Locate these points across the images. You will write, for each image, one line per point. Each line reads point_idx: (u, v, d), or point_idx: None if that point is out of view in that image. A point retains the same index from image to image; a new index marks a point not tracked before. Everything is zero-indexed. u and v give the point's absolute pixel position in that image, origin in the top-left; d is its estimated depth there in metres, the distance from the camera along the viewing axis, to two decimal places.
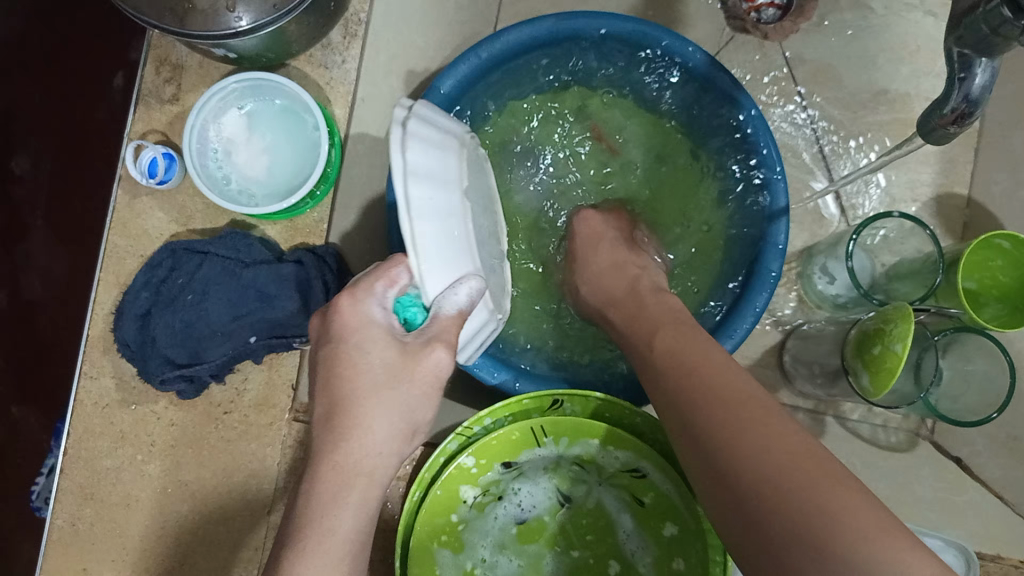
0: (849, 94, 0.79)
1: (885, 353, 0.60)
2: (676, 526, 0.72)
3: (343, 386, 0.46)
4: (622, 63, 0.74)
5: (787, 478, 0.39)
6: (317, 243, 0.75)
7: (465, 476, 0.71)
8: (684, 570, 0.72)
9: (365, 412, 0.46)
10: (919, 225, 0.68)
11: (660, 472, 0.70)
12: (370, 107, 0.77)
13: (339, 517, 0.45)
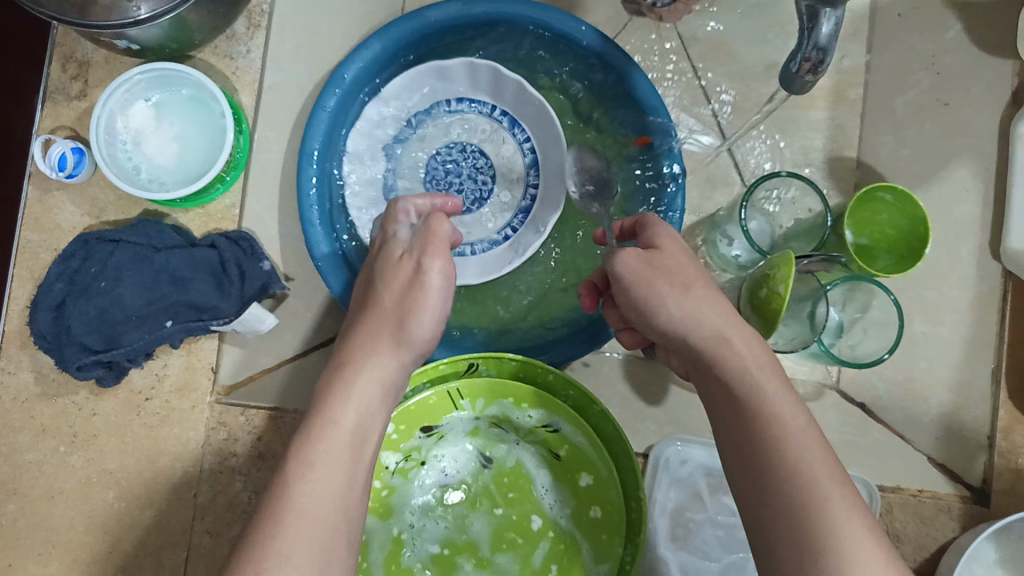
0: (742, 68, 0.95)
1: (770, 295, 0.68)
2: (591, 476, 0.73)
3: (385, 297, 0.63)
4: (529, 46, 0.84)
5: (806, 475, 0.50)
6: (230, 227, 0.76)
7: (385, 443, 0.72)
8: (601, 517, 0.72)
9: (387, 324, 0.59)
10: (810, 186, 0.86)
11: (575, 422, 0.71)
12: (277, 93, 0.78)
13: (341, 411, 0.57)
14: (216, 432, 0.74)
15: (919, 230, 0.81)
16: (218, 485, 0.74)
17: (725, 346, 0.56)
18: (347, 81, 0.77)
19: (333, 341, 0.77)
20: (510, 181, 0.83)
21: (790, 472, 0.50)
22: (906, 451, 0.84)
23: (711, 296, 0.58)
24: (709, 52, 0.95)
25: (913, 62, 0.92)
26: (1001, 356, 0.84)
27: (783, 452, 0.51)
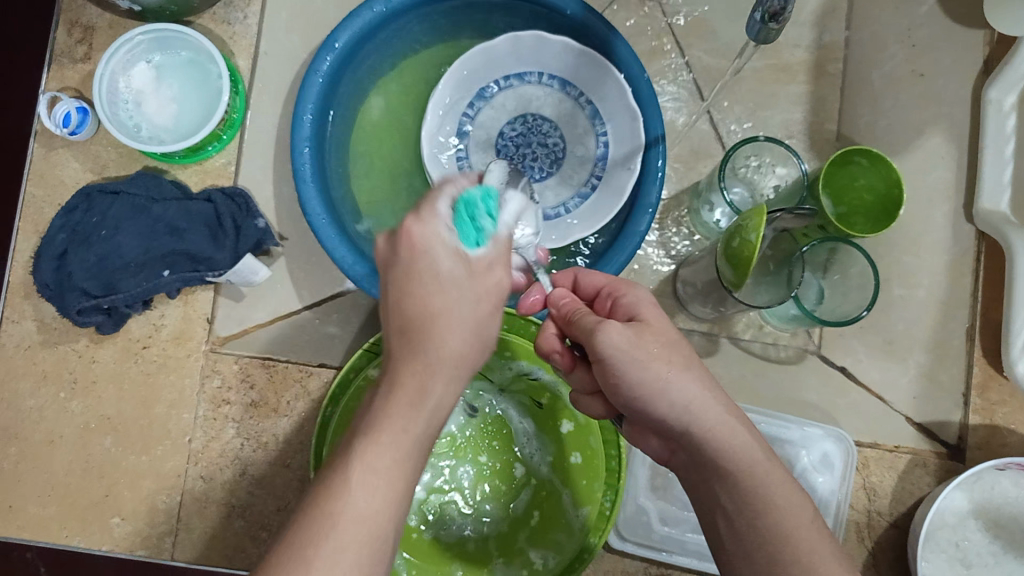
0: (723, 44, 0.98)
1: (741, 245, 0.71)
2: (571, 423, 0.74)
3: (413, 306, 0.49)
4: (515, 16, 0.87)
5: (793, 540, 0.49)
6: (226, 184, 0.79)
7: None
8: (581, 463, 0.73)
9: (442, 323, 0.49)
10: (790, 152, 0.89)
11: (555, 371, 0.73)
12: (273, 59, 0.82)
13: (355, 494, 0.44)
14: (209, 380, 0.77)
15: (893, 191, 0.83)
16: (211, 432, 0.76)
17: (726, 433, 0.52)
18: (338, 48, 0.80)
19: (326, 300, 0.79)
20: (576, 134, 0.91)
21: (782, 546, 0.49)
22: (882, 409, 0.86)
23: (701, 375, 0.53)
24: (690, 28, 0.98)
25: (888, 36, 0.95)
26: (975, 316, 0.86)
27: (778, 524, 0.50)
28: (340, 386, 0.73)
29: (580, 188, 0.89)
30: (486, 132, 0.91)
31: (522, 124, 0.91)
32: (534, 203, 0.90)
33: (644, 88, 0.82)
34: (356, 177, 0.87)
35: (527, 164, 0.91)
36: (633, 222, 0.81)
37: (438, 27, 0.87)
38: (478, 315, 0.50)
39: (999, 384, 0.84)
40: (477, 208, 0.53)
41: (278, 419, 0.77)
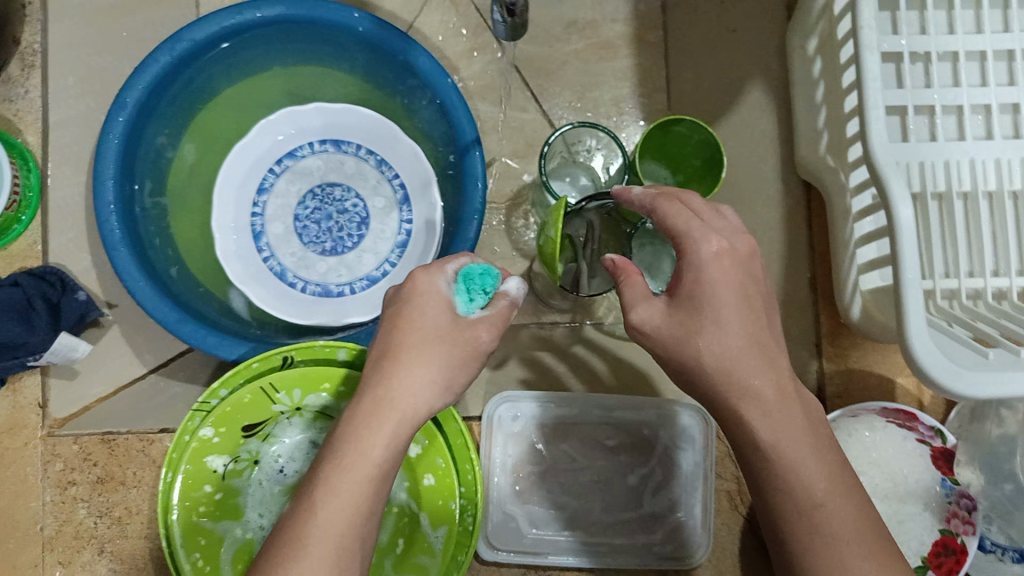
0: (542, 30, 0.96)
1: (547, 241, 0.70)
2: (419, 444, 0.74)
3: (383, 377, 0.55)
4: (314, 43, 0.85)
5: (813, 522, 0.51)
6: (35, 264, 0.78)
7: (210, 448, 0.72)
8: (434, 484, 0.73)
9: (401, 380, 0.55)
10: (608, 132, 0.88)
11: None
12: (65, 129, 0.80)
13: (316, 522, 0.50)
14: (51, 464, 0.76)
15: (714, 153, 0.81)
16: (62, 516, 0.75)
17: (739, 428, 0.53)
18: (129, 105, 0.78)
19: (172, 360, 0.78)
20: (372, 191, 0.93)
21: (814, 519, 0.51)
22: None
23: (764, 369, 0.53)
24: None
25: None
26: (816, 268, 0.86)
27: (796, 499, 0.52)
28: (175, 452, 0.71)
29: (394, 238, 0.92)
30: (282, 223, 0.92)
31: (316, 201, 0.93)
32: (356, 271, 0.92)
33: (452, 96, 0.81)
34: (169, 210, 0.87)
35: (336, 237, 0.93)
36: (463, 229, 0.80)
37: (238, 64, 0.86)
38: (447, 360, 0.56)
39: (848, 330, 0.84)
40: (473, 284, 0.62)
41: (126, 491, 0.76)
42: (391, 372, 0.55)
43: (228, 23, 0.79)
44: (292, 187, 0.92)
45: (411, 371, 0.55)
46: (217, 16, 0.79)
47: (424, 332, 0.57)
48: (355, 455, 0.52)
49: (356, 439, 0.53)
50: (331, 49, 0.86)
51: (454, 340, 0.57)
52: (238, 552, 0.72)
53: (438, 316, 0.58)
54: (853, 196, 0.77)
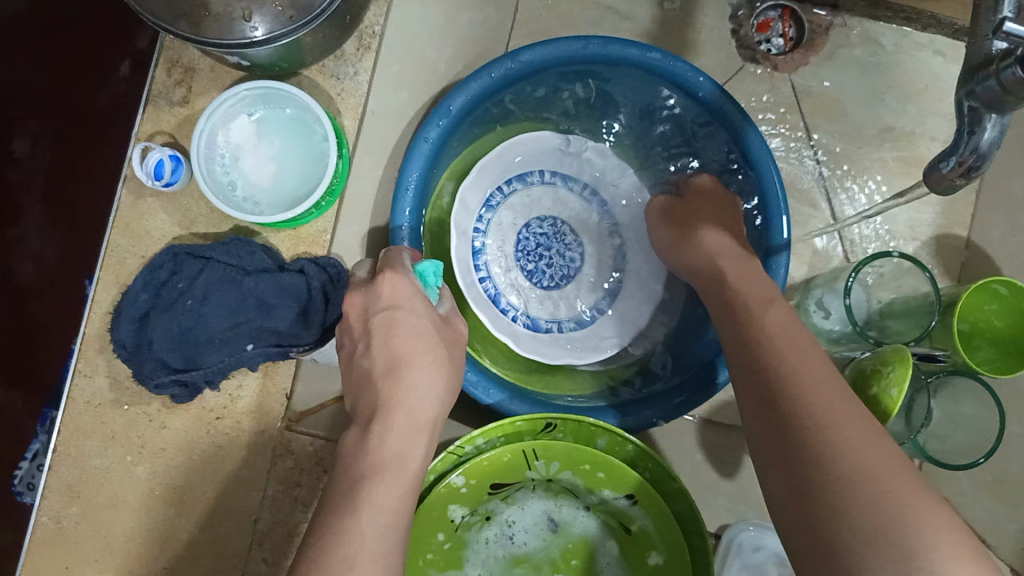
0: (854, 128, 0.91)
1: (879, 394, 0.65)
2: (661, 555, 0.72)
3: (404, 344, 0.56)
4: (642, 92, 0.81)
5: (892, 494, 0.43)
6: (320, 253, 0.74)
7: (454, 496, 0.71)
8: None
9: (434, 361, 0.56)
10: (919, 267, 0.81)
11: (653, 506, 0.70)
12: (379, 120, 0.76)
13: (411, 456, 0.53)
14: (282, 460, 0.73)
15: None
16: (280, 514, 0.72)
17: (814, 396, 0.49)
18: (452, 112, 0.74)
19: None
20: (597, 262, 0.88)
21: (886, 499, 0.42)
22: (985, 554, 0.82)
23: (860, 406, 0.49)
24: (821, 108, 0.91)
25: None
26: None
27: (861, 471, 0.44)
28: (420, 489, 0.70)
29: (581, 315, 0.87)
30: (513, 216, 0.87)
31: (548, 227, 0.88)
32: (530, 309, 0.86)
33: (775, 189, 0.76)
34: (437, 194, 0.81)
35: (540, 267, 0.87)
36: None
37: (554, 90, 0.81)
38: (453, 358, 0.58)
39: None
40: (432, 278, 0.62)
41: None
42: (412, 370, 0.55)
43: (571, 51, 0.75)
44: (541, 196, 0.88)
45: (430, 366, 0.56)
46: (563, 41, 0.74)
47: (424, 316, 0.58)
48: (403, 444, 0.52)
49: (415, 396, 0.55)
50: (656, 99, 0.81)
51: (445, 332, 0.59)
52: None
53: (427, 314, 0.58)
54: None
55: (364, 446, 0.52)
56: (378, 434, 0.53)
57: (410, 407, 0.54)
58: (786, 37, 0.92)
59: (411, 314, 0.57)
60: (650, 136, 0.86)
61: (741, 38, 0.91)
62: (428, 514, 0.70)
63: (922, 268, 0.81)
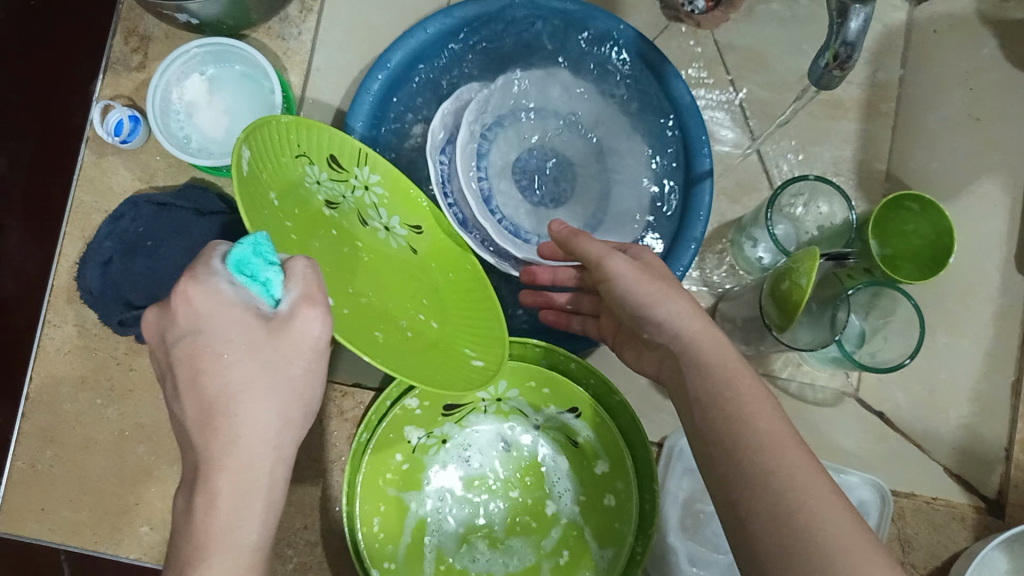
0: (776, 76, 0.97)
1: (791, 288, 0.70)
2: (606, 463, 0.76)
3: (211, 383, 0.45)
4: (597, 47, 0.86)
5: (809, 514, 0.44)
6: None
7: (409, 417, 0.74)
8: (613, 505, 0.75)
9: (258, 397, 0.46)
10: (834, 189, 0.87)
11: (594, 418, 0.75)
12: (325, 77, 0.82)
13: (244, 520, 0.44)
14: None
15: (942, 237, 0.81)
16: None
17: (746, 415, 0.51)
18: (391, 67, 0.79)
19: None
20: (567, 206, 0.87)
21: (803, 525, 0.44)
22: (921, 458, 0.84)
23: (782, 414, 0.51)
24: (744, 61, 0.97)
25: (947, 77, 0.91)
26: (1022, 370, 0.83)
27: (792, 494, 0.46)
28: (378, 414, 0.73)
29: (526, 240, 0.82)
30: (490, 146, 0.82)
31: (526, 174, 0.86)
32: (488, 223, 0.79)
33: (695, 122, 0.82)
34: (260, 166, 0.54)
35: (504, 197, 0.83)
36: (676, 258, 0.80)
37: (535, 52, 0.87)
38: (293, 384, 0.47)
39: None
40: (254, 264, 0.47)
41: None
42: (233, 414, 0.45)
43: (496, 6, 0.81)
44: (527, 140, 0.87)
45: (261, 391, 0.46)
46: None
47: (237, 343, 0.45)
48: (233, 513, 0.44)
49: (254, 421, 0.45)
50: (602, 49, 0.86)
51: (275, 343, 0.46)
52: (413, 525, 0.76)
53: (243, 327, 0.46)
54: None
55: (188, 518, 0.44)
56: (198, 501, 0.44)
57: (238, 439, 0.45)
58: None
59: (219, 333, 0.45)
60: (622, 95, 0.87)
61: None
62: (384, 435, 0.74)
63: (834, 187, 0.86)
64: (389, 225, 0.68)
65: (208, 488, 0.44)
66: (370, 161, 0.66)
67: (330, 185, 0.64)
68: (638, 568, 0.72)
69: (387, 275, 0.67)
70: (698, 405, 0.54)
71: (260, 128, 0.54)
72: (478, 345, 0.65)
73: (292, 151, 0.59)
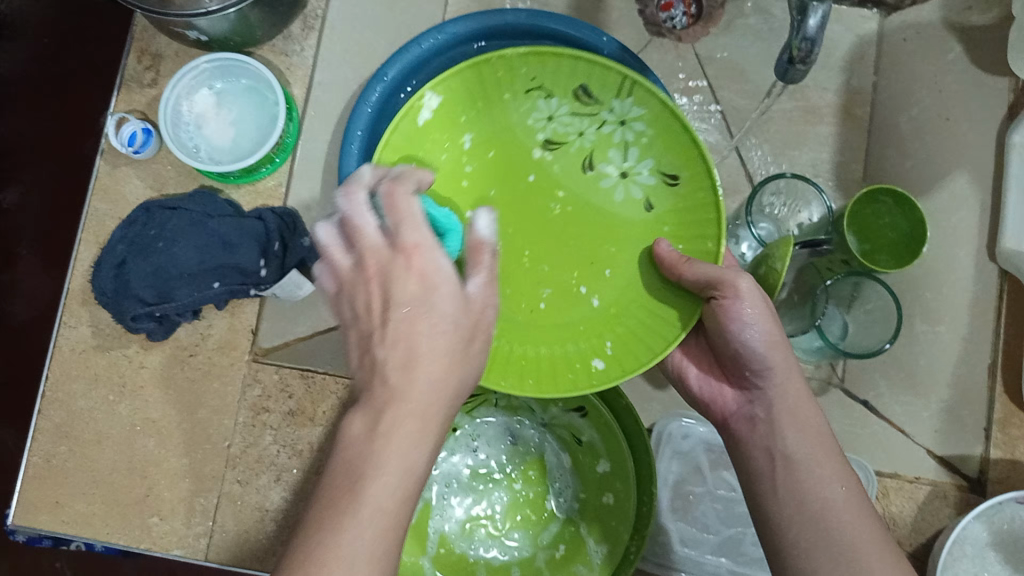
0: (755, 85, 1.02)
1: (768, 273, 0.73)
2: (607, 463, 0.78)
3: (401, 299, 0.48)
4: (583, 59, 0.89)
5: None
6: (277, 204, 0.84)
7: None
8: (612, 504, 0.76)
9: (410, 329, 0.47)
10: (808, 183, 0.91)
11: (598, 419, 0.77)
12: (326, 90, 0.87)
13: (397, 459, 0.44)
14: (251, 388, 0.81)
15: (917, 230, 0.84)
16: (250, 438, 0.80)
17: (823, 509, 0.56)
18: (388, 80, 0.84)
19: None
20: None
21: None
22: (905, 442, 0.89)
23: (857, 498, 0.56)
24: (724, 72, 1.02)
25: (917, 82, 0.96)
26: (999, 351, 0.84)
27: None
28: None
29: None
30: None
31: None
32: None
33: None
34: (433, 115, 0.69)
35: None
36: None
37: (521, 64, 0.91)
38: (464, 343, 0.48)
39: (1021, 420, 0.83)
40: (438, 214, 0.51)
41: (313, 427, 0.80)
42: (405, 328, 0.47)
43: (487, 22, 0.86)
44: None
45: (419, 340, 0.47)
46: (482, 15, 0.85)
47: (410, 270, 0.48)
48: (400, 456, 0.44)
49: (397, 454, 0.44)
50: None
51: (466, 311, 0.49)
52: (419, 509, 0.79)
53: (394, 254, 0.49)
54: None
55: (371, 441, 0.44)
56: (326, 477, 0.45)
57: (430, 383, 0.46)
58: (689, 15, 1.04)
59: (426, 301, 0.48)
60: None
61: (647, 17, 1.03)
62: None
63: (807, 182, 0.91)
64: (633, 171, 0.70)
65: (381, 417, 0.45)
66: (633, 95, 0.67)
67: (566, 121, 0.71)
68: (632, 566, 0.73)
69: (563, 234, 0.71)
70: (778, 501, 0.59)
71: (452, 75, 0.68)
72: (619, 344, 0.66)
73: (501, 100, 0.71)
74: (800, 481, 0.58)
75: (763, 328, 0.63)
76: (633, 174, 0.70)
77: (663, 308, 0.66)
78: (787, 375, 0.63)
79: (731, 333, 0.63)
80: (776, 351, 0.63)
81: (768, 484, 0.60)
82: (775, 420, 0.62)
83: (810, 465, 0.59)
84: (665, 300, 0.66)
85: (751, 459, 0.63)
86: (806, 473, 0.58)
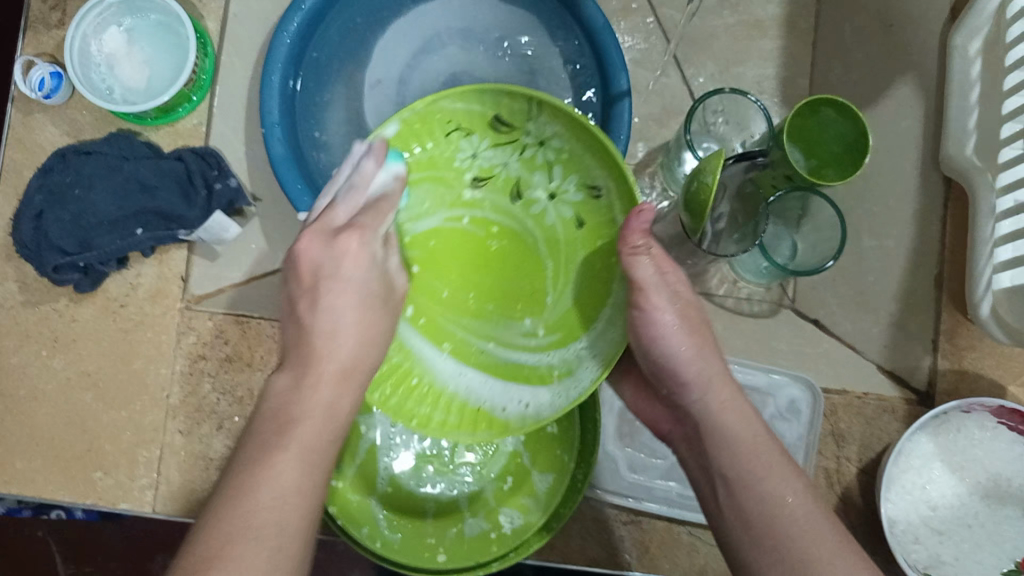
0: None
1: (698, 189, 0.72)
2: None
3: (252, 520, 0.47)
4: None
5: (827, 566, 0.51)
6: (198, 144, 0.81)
7: None
8: (555, 432, 0.77)
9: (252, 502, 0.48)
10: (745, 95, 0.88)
11: None
12: (242, 21, 0.83)
13: None
14: (186, 336, 0.78)
15: (858, 139, 0.80)
16: (189, 387, 0.78)
17: (757, 492, 0.56)
18: (307, 10, 0.80)
19: None
20: None
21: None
22: (855, 359, 0.87)
23: (798, 482, 0.56)
24: None
25: None
26: (943, 261, 0.87)
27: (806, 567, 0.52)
28: None
29: None
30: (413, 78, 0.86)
31: None
32: None
33: (607, 38, 0.80)
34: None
35: None
36: None
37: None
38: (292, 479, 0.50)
39: (968, 329, 0.84)
40: None
41: (253, 373, 0.78)
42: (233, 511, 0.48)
43: None
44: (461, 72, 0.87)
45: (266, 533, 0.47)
46: None
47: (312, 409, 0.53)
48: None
49: (247, 562, 0.45)
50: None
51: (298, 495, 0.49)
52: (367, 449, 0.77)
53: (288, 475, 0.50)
54: (998, 198, 0.80)
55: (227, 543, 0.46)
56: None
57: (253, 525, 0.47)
58: None
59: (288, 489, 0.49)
60: (538, 17, 0.86)
61: None
62: None
63: (745, 95, 0.88)
64: (561, 191, 0.65)
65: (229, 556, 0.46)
66: (546, 114, 0.63)
67: (489, 156, 0.66)
68: (577, 494, 0.72)
69: (501, 268, 0.68)
70: (722, 502, 0.57)
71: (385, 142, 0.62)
72: (562, 359, 0.65)
73: (422, 146, 0.65)
74: (745, 505, 0.56)
75: (681, 339, 0.61)
76: (567, 190, 0.65)
77: (605, 329, 0.64)
78: (704, 389, 0.60)
79: (652, 349, 0.61)
80: (692, 365, 0.61)
81: (712, 505, 0.59)
82: (699, 432, 0.60)
83: (751, 482, 0.56)
84: (608, 295, 0.65)
85: (693, 480, 0.61)
86: (739, 448, 0.58)
